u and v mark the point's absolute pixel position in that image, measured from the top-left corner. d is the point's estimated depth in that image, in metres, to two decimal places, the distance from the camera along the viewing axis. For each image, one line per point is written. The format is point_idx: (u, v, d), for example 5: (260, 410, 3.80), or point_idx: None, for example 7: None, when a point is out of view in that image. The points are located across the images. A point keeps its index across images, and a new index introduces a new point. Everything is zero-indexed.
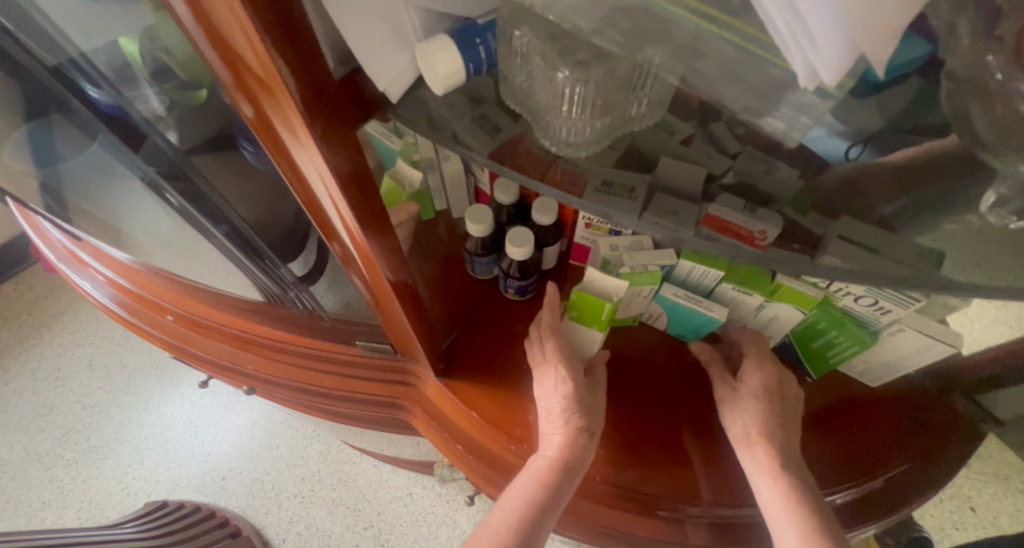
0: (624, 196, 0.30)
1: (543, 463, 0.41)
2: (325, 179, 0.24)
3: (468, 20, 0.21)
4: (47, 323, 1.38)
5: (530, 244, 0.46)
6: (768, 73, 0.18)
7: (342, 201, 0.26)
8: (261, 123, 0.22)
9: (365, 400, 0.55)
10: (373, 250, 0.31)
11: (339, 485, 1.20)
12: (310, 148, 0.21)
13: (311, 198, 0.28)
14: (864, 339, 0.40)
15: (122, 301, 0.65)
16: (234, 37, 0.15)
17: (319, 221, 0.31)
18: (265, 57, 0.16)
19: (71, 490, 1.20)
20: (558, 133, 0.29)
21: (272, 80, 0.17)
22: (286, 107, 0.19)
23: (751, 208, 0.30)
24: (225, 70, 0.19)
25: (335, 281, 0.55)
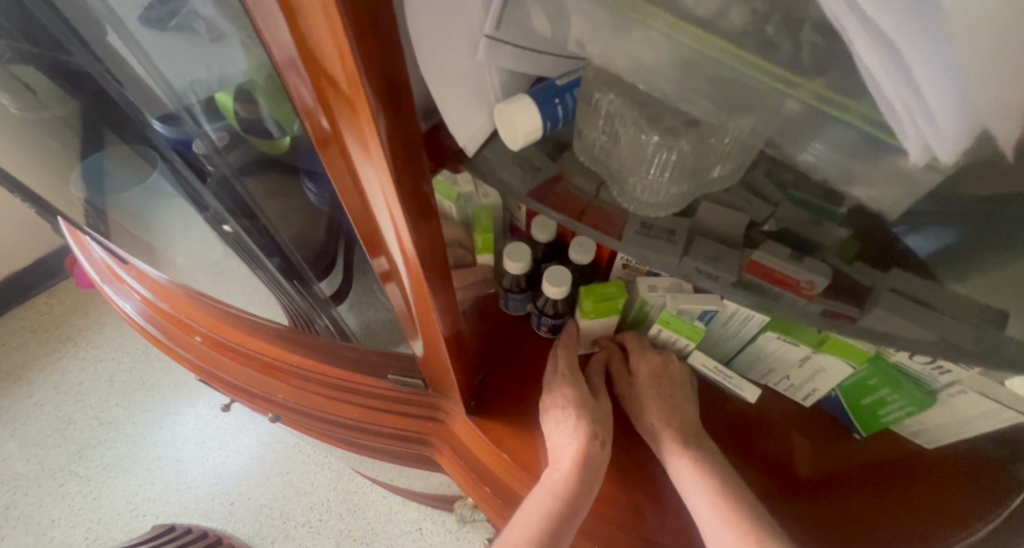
0: (664, 238, 0.30)
1: (537, 508, 0.40)
2: (388, 198, 0.22)
3: (548, 80, 0.22)
4: (74, 335, 1.41)
5: (567, 283, 0.46)
6: (866, 143, 0.17)
7: (403, 230, 0.24)
8: (331, 138, 0.21)
9: (391, 435, 0.54)
10: (423, 274, 0.28)
11: (348, 516, 1.18)
12: (382, 173, 0.21)
13: (369, 214, 0.27)
14: (922, 399, 0.38)
15: (155, 322, 0.66)
16: (325, 49, 0.14)
17: (369, 238, 0.30)
18: (354, 72, 0.15)
19: (81, 508, 1.20)
20: (636, 194, 0.30)
21: (355, 98, 0.16)
22: (365, 128, 0.18)
23: (797, 256, 0.30)
24: (307, 89, 0.18)
25: (358, 302, 0.56)
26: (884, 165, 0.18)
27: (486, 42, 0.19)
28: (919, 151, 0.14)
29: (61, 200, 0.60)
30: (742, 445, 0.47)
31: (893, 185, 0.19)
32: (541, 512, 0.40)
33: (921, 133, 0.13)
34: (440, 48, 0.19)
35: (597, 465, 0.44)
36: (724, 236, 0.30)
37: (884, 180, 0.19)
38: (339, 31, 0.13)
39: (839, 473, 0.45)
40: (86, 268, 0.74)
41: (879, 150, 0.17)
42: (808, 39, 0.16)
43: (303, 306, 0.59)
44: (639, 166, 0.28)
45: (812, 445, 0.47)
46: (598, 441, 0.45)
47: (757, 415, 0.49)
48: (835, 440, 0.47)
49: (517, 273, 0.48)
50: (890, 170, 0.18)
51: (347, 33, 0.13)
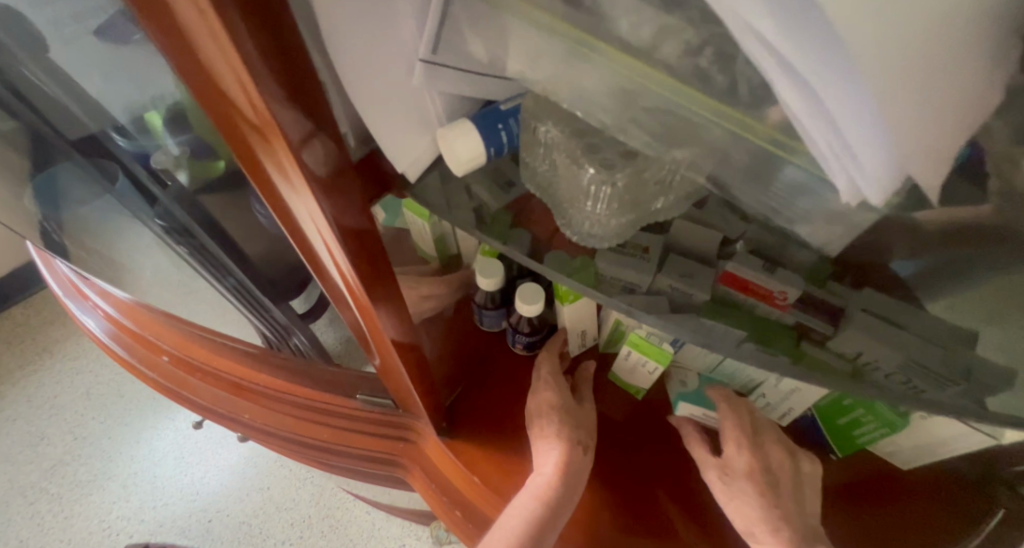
0: (639, 255, 0.30)
1: (522, 510, 0.39)
2: (317, 222, 0.21)
3: (492, 103, 0.21)
4: (49, 347, 1.37)
5: (541, 301, 0.45)
6: (803, 179, 0.17)
7: (342, 257, 0.23)
8: (243, 161, 0.19)
9: (362, 456, 0.52)
10: (365, 296, 0.27)
11: (330, 533, 1.16)
12: (308, 202, 0.19)
13: (306, 244, 0.26)
14: (895, 419, 0.37)
15: (121, 340, 0.64)
16: (220, 70, 0.13)
17: (309, 262, 0.28)
18: (254, 93, 0.13)
19: (51, 527, 1.16)
20: (586, 227, 0.29)
21: (264, 122, 0.15)
22: (281, 154, 0.16)
23: (769, 267, 0.29)
24: (216, 121, 0.17)
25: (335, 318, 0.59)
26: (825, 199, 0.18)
27: (421, 66, 0.18)
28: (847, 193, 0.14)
29: (23, 214, 0.58)
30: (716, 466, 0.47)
31: (837, 221, 0.19)
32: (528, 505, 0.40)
33: (847, 175, 0.13)
34: (372, 78, 0.18)
35: (579, 471, 0.43)
36: (693, 252, 0.30)
37: (826, 216, 0.18)
38: (241, 61, 0.12)
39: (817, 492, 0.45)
40: (51, 282, 0.72)
41: (815, 187, 0.17)
42: (741, 71, 0.15)
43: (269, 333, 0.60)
44: (578, 199, 0.28)
45: None
46: (580, 447, 0.44)
47: None
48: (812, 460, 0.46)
49: (489, 289, 0.47)
50: (830, 205, 0.18)
51: (250, 65, 0.12)
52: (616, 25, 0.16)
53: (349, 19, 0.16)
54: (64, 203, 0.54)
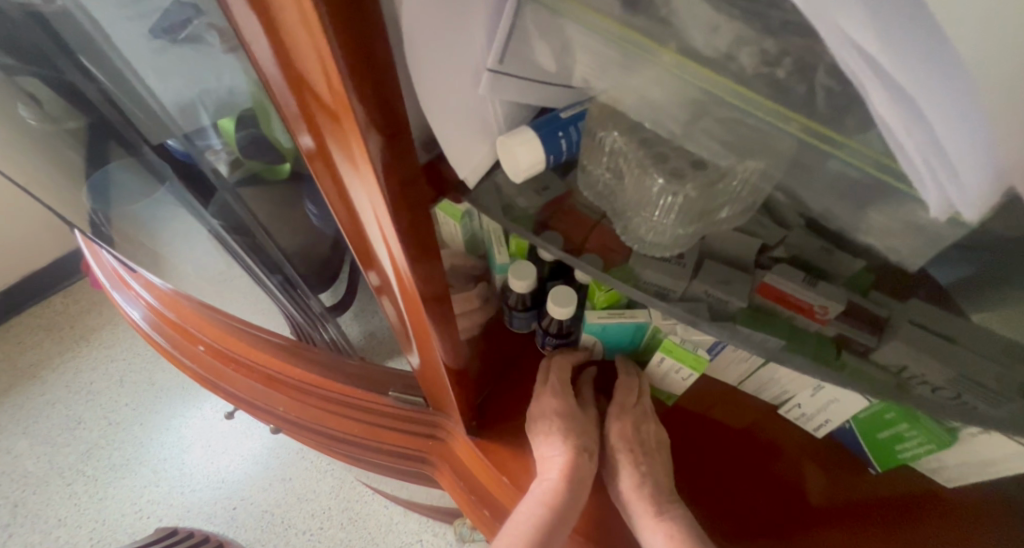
0: (672, 260, 0.29)
1: (528, 516, 0.41)
2: (379, 215, 0.21)
3: (552, 111, 0.21)
4: (87, 335, 1.43)
5: (572, 304, 0.46)
6: (878, 191, 0.17)
7: (398, 249, 0.23)
8: (317, 152, 0.20)
9: (393, 453, 0.53)
10: (416, 291, 0.27)
11: (349, 525, 1.18)
12: (374, 191, 0.19)
13: (362, 232, 0.26)
14: (942, 436, 0.36)
15: (162, 330, 0.67)
16: (310, 66, 0.14)
17: (362, 252, 0.29)
18: (340, 88, 0.14)
19: (87, 508, 1.22)
20: (641, 234, 0.29)
21: (345, 117, 0.15)
22: (355, 149, 0.17)
23: (811, 280, 0.28)
24: (295, 106, 0.17)
25: (362, 311, 0.65)
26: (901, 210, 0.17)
27: (488, 75, 0.19)
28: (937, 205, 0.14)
29: (77, 208, 0.61)
30: (745, 474, 0.46)
31: (907, 233, 0.18)
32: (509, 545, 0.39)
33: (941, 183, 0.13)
34: (444, 87, 0.19)
35: (584, 475, 0.44)
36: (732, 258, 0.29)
37: (898, 227, 0.18)
38: (327, 57, 0.12)
39: (849, 505, 0.44)
40: (97, 272, 0.75)
41: (890, 198, 0.17)
42: (820, 81, 0.15)
43: (305, 321, 0.61)
44: (643, 206, 0.27)
45: (819, 474, 0.46)
46: (583, 452, 0.45)
47: (767, 441, 0.48)
48: (850, 473, 0.46)
49: (521, 291, 0.48)
50: (904, 217, 0.18)
51: (337, 66, 0.13)
52: (689, 35, 0.16)
53: (428, 35, 0.16)
54: (115, 196, 0.57)
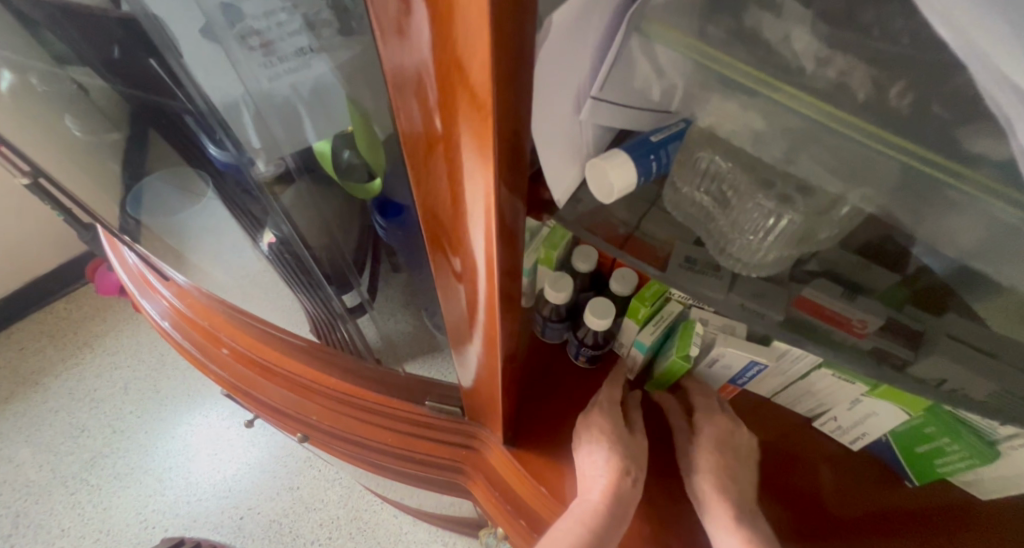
0: (711, 272, 0.30)
1: (564, 534, 0.39)
2: (483, 214, 0.21)
3: (644, 136, 0.22)
4: (91, 341, 1.41)
5: (610, 315, 0.46)
6: (996, 216, 0.17)
7: (493, 244, 0.23)
8: (436, 145, 0.20)
9: (425, 462, 0.54)
10: (497, 290, 0.27)
11: (358, 535, 1.17)
12: (486, 192, 0.19)
13: (452, 221, 0.25)
14: (982, 451, 0.36)
15: (188, 338, 0.67)
16: (468, 64, 0.13)
17: (445, 247, 0.29)
18: (493, 84, 0.13)
19: (91, 518, 1.20)
20: (733, 252, 0.29)
21: (482, 113, 0.15)
22: (483, 147, 0.16)
23: (848, 293, 0.29)
24: (428, 93, 0.17)
25: (381, 314, 0.57)
26: (1008, 237, 0.18)
27: (590, 102, 0.21)
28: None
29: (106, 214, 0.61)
30: (770, 484, 0.47)
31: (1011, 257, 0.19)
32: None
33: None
34: (554, 114, 0.20)
35: (627, 500, 0.42)
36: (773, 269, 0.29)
37: (1002, 250, 0.19)
38: (494, 50, 0.12)
39: (871, 516, 0.45)
40: (119, 276, 0.75)
41: (1002, 223, 0.17)
42: (935, 112, 0.16)
43: (325, 318, 0.60)
44: (741, 226, 0.28)
45: (833, 477, 0.47)
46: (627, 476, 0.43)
47: (804, 457, 0.48)
48: (885, 488, 0.46)
49: (557, 301, 0.49)
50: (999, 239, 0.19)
51: (497, 74, 0.13)
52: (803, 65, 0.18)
53: (552, 63, 0.18)
54: (173, 201, 0.61)
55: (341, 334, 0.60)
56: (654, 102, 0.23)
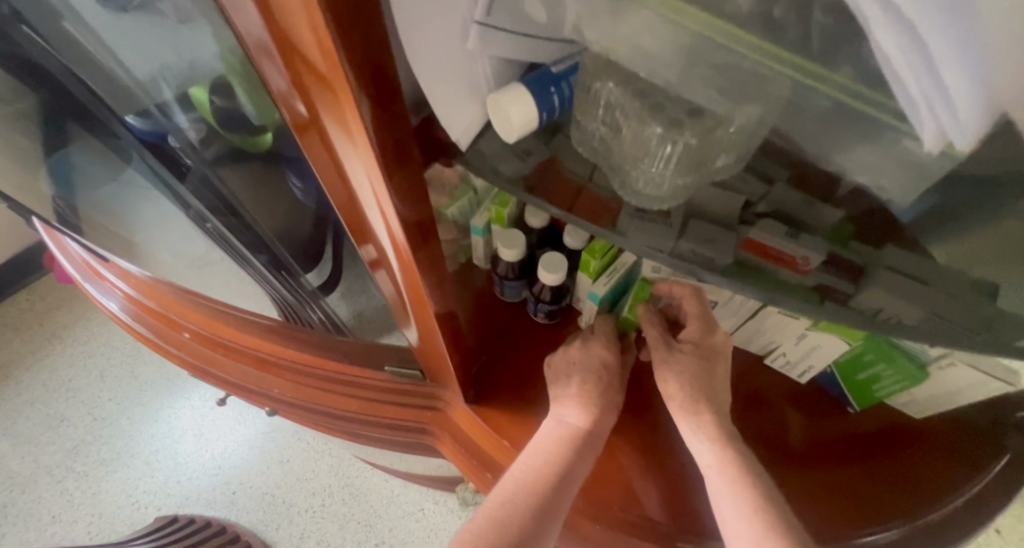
0: (662, 222, 0.29)
1: (534, 464, 0.42)
2: (372, 183, 0.23)
3: (545, 67, 0.24)
4: (60, 332, 1.38)
5: (563, 270, 0.46)
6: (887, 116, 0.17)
7: (390, 212, 0.26)
8: (310, 127, 0.21)
9: (389, 425, 0.54)
10: (409, 251, 0.30)
11: (351, 500, 1.20)
12: (369, 164, 0.22)
13: (353, 212, 0.30)
14: (913, 372, 0.38)
15: (143, 321, 0.66)
16: (312, 53, 0.15)
17: (355, 222, 0.31)
18: (341, 74, 0.15)
19: (82, 503, 1.21)
20: (638, 187, 0.29)
21: (340, 97, 0.17)
22: (352, 123, 0.19)
23: (792, 233, 0.29)
24: (286, 82, 0.18)
25: (349, 290, 0.62)
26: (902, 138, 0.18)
27: (475, 28, 0.20)
28: (929, 127, 0.15)
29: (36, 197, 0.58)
30: (750, 429, 0.48)
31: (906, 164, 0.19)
32: (515, 523, 0.39)
33: (923, 78, 0.13)
34: (433, 50, 0.21)
35: (597, 437, 0.46)
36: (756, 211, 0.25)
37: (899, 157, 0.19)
38: (329, 44, 0.14)
39: (835, 448, 0.47)
40: (64, 264, 0.72)
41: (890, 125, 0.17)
42: (817, 19, 0.16)
43: (294, 301, 0.60)
44: (641, 157, 0.27)
45: (801, 419, 0.49)
46: (596, 414, 0.46)
47: (758, 396, 0.50)
48: (829, 417, 0.48)
49: (511, 259, 0.48)
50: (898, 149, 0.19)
51: (342, 67, 0.15)
52: None
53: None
54: (93, 172, 0.55)
55: (313, 319, 0.61)
56: (553, 26, 0.22)
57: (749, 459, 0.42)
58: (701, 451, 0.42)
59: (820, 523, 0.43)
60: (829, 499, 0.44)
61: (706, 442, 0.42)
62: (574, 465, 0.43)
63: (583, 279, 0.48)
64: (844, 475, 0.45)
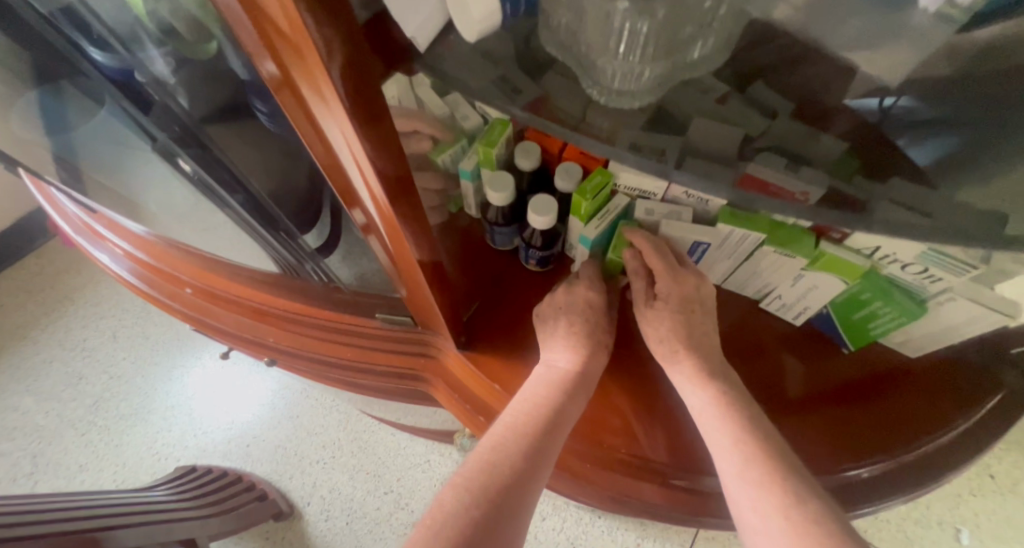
0: (655, 159, 0.29)
1: (530, 402, 0.43)
2: (348, 142, 0.26)
3: None
4: (71, 294, 1.41)
5: (553, 213, 0.45)
6: None
7: (368, 170, 0.28)
8: (291, 92, 0.23)
9: (382, 373, 0.55)
10: (390, 207, 0.32)
11: (359, 452, 1.23)
12: (345, 128, 0.24)
13: (340, 173, 0.32)
14: (911, 309, 0.38)
15: (141, 275, 0.66)
16: (286, 37, 0.17)
17: (341, 184, 0.34)
18: (313, 53, 0.17)
19: (105, 454, 1.26)
20: (609, 82, 0.27)
21: (314, 72, 0.19)
22: (326, 92, 0.21)
23: (793, 166, 0.28)
24: (265, 56, 0.20)
25: (350, 252, 0.52)
26: None
27: None
28: None
29: (22, 150, 0.57)
30: (749, 373, 0.48)
31: None
32: (509, 460, 0.38)
33: None
34: None
35: (590, 378, 0.46)
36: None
37: None
38: (301, 28, 0.15)
39: (835, 389, 0.46)
40: (60, 223, 0.72)
41: None
42: None
43: (293, 260, 0.54)
44: (608, 45, 0.25)
45: (797, 363, 0.48)
46: (587, 357, 0.47)
47: (752, 338, 0.49)
48: (828, 358, 0.48)
49: (499, 203, 0.47)
50: None
51: (313, 46, 0.16)
52: None
53: None
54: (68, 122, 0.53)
55: (309, 272, 0.55)
56: None
57: (740, 396, 0.42)
58: (692, 388, 0.43)
59: (817, 461, 0.43)
60: (829, 440, 0.44)
61: (697, 379, 0.43)
62: (566, 406, 0.43)
63: (575, 222, 0.47)
64: (842, 415, 0.45)
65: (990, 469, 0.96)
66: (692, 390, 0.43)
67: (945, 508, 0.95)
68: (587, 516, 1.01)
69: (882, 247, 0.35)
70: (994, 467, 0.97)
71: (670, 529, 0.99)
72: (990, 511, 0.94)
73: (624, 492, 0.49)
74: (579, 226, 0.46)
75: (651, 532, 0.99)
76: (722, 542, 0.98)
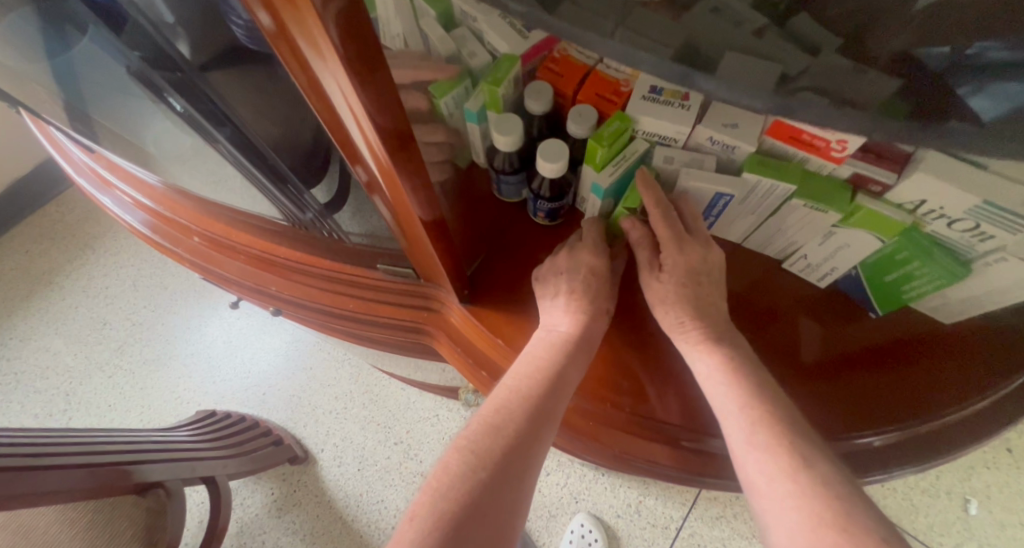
0: None
1: (534, 359, 0.42)
2: (342, 87, 0.24)
3: None
4: (92, 243, 1.44)
5: (563, 160, 0.41)
6: None
7: (363, 117, 0.26)
8: (279, 34, 0.22)
9: (388, 325, 0.54)
10: (391, 161, 0.30)
11: (370, 404, 1.26)
12: (335, 66, 0.22)
13: (338, 128, 0.31)
14: (953, 270, 0.35)
15: (147, 222, 0.66)
16: None
17: (344, 142, 0.32)
18: None
19: (131, 395, 1.31)
20: None
21: None
22: (305, 15, 0.19)
23: None
24: None
25: (360, 209, 0.50)
26: None
27: None
28: None
29: (19, 88, 0.56)
30: (765, 338, 0.45)
31: None
32: (512, 424, 0.38)
33: None
34: None
35: (595, 336, 0.45)
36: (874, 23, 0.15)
37: None
38: None
39: (858, 357, 0.44)
40: (67, 167, 0.72)
41: None
42: None
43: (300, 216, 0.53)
44: None
45: (819, 329, 0.45)
46: (593, 316, 0.45)
47: (771, 300, 0.46)
48: (852, 324, 0.45)
49: (507, 149, 0.43)
50: None
51: None
52: None
53: None
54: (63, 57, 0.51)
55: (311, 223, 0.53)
56: None
57: (749, 361, 0.40)
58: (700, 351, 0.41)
59: (832, 428, 0.42)
60: (847, 408, 0.42)
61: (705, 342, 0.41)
62: (566, 373, 0.41)
63: (589, 171, 0.43)
64: (864, 383, 0.43)
65: (1008, 443, 0.94)
66: (698, 354, 0.41)
67: (956, 479, 0.93)
68: (591, 473, 1.03)
69: (927, 201, 0.32)
70: (1012, 442, 0.94)
71: (672, 488, 1.00)
72: (1004, 484, 0.93)
73: (628, 451, 0.48)
74: (592, 175, 0.43)
75: (652, 490, 1.01)
76: (722, 503, 1.00)
